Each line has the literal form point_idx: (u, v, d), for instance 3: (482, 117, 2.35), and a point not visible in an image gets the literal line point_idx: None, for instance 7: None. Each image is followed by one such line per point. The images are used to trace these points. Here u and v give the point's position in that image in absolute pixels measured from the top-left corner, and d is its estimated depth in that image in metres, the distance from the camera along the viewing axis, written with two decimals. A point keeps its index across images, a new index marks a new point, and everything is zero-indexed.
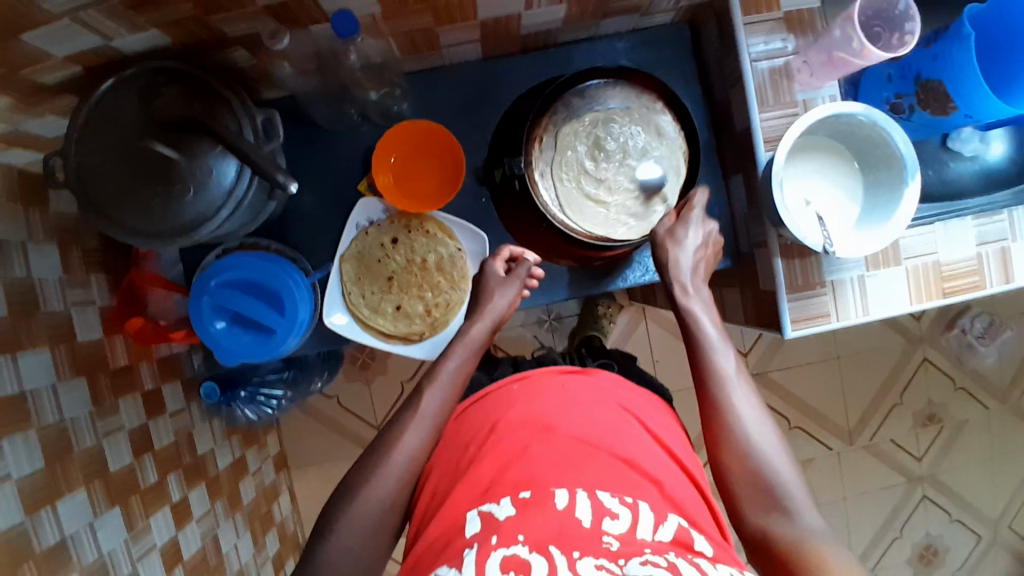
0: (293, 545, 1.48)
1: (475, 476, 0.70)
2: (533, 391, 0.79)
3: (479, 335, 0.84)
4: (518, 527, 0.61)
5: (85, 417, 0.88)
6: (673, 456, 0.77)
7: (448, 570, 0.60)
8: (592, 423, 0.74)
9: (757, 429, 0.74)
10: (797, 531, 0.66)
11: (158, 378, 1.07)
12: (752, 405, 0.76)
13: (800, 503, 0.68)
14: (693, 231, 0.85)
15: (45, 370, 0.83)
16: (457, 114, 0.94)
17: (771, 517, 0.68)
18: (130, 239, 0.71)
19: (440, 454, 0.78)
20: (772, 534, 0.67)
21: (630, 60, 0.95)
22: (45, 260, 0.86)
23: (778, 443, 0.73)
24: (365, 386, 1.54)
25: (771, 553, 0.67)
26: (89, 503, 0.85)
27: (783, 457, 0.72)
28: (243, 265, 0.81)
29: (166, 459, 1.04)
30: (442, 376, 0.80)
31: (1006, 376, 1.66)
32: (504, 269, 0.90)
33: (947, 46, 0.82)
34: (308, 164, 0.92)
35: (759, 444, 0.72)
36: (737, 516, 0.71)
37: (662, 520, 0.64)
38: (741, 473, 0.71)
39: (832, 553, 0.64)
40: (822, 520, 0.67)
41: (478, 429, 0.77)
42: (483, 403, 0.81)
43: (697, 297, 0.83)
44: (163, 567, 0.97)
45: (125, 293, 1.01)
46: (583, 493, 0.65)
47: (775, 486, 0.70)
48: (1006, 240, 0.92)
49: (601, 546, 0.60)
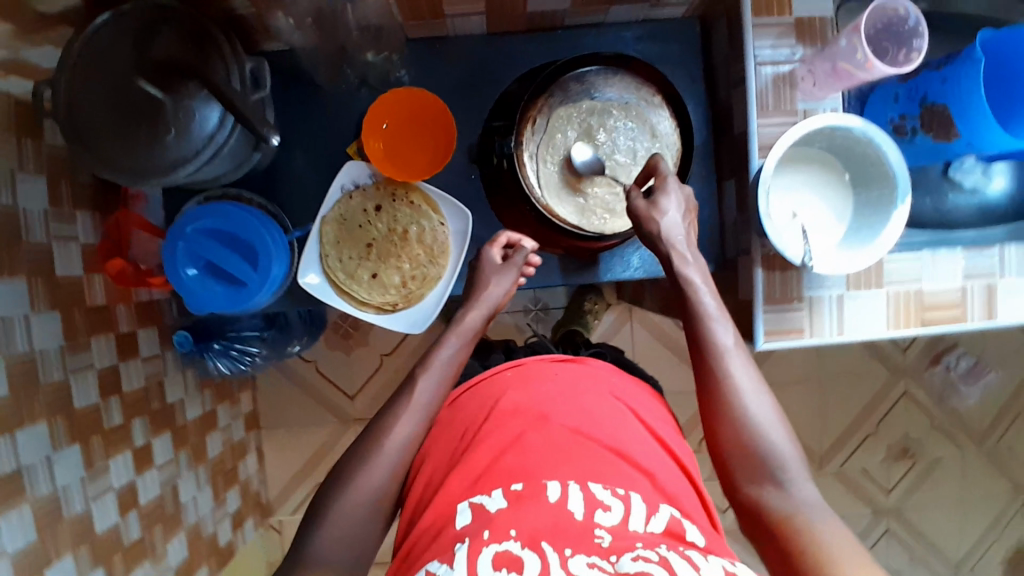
0: (255, 503, 1.48)
1: (469, 464, 0.69)
2: (526, 377, 0.78)
3: (474, 324, 0.83)
4: (511, 521, 0.61)
5: (54, 351, 0.87)
6: (668, 449, 0.75)
7: (438, 565, 0.59)
8: (584, 413, 0.73)
9: (755, 401, 0.72)
10: (790, 502, 0.66)
11: (135, 321, 1.05)
12: (750, 378, 0.74)
13: (794, 472, 0.68)
14: (668, 197, 0.80)
15: (20, 299, 0.82)
16: (457, 87, 0.93)
17: (763, 487, 0.68)
18: (114, 177, 0.70)
19: (434, 444, 0.77)
20: (765, 504, 0.67)
21: (636, 52, 0.94)
22: (32, 189, 0.85)
23: (776, 414, 0.72)
24: (345, 355, 1.53)
25: (761, 521, 0.67)
26: (48, 435, 0.85)
27: (781, 429, 0.71)
28: (220, 213, 0.80)
29: (133, 403, 1.04)
30: (435, 364, 0.78)
31: (985, 420, 1.65)
32: (501, 256, 0.90)
33: (957, 70, 0.81)
34: (302, 121, 0.91)
35: (755, 416, 0.71)
36: (730, 484, 0.71)
37: (653, 511, 0.64)
38: (736, 445, 0.70)
39: (822, 521, 0.64)
40: (815, 489, 0.67)
41: (473, 415, 0.76)
42: (478, 389, 0.80)
43: (694, 263, 0.80)
44: (118, 509, 0.97)
45: (109, 234, 0.98)
46: (575, 485, 0.64)
47: (769, 457, 0.69)
48: (994, 276, 0.91)
49: (593, 542, 0.59)
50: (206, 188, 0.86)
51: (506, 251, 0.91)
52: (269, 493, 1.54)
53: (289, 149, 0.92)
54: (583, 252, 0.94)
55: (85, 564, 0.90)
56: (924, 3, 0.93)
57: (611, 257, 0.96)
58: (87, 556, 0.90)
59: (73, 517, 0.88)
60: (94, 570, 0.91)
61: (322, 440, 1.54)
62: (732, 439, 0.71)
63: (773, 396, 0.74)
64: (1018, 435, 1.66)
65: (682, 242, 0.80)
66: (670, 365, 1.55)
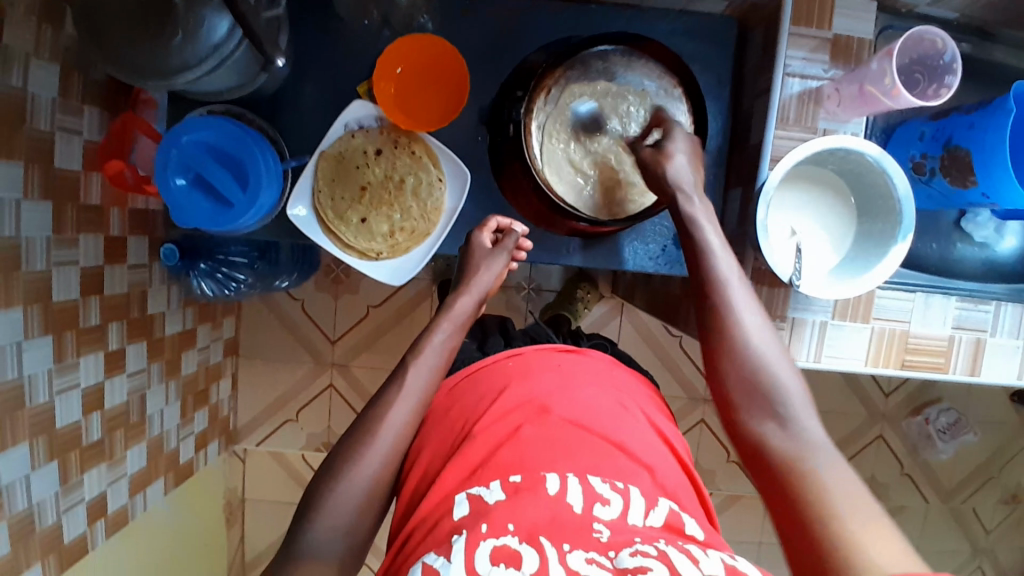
0: (221, 429, 1.49)
1: (465, 457, 0.66)
2: (526, 368, 0.76)
3: (464, 308, 0.82)
4: (509, 515, 0.58)
5: (41, 240, 0.85)
6: (663, 437, 0.74)
7: (435, 558, 0.56)
8: (584, 405, 0.71)
9: (761, 340, 0.70)
10: (792, 439, 0.64)
11: (127, 227, 1.05)
12: (757, 319, 0.72)
13: (798, 411, 0.66)
14: (674, 142, 0.81)
15: (14, 183, 0.80)
16: (479, 45, 0.91)
17: (766, 426, 0.66)
18: (120, 74, 0.70)
19: (431, 432, 0.74)
20: (767, 443, 0.65)
21: (669, 42, 0.92)
22: (42, 75, 0.83)
23: (784, 356, 0.70)
24: (332, 300, 1.53)
25: (762, 460, 0.65)
26: (23, 322, 0.83)
27: (788, 370, 0.69)
28: (213, 127, 0.81)
29: (114, 307, 1.03)
30: (428, 349, 0.77)
31: (955, 477, 1.64)
32: (491, 241, 0.89)
33: (987, 117, 0.79)
34: (318, 52, 0.90)
35: (762, 356, 0.69)
36: (732, 423, 0.69)
37: (653, 505, 0.62)
38: (739, 386, 0.69)
39: (828, 459, 0.62)
40: (821, 429, 0.65)
41: (470, 405, 0.73)
42: (476, 378, 0.77)
43: (701, 204, 0.78)
44: (81, 408, 0.96)
45: (113, 134, 0.95)
46: (574, 478, 0.62)
47: (772, 396, 0.67)
48: (985, 332, 0.90)
49: (592, 537, 0.57)
50: (211, 102, 0.87)
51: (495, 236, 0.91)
52: (236, 422, 1.55)
53: (301, 80, 0.90)
54: (595, 233, 0.92)
55: (41, 456, 0.89)
56: (966, 43, 0.90)
57: (604, 246, 0.95)
58: (43, 448, 0.89)
59: (35, 407, 0.87)
60: (49, 463, 0.90)
61: (297, 378, 1.55)
62: (734, 380, 0.69)
63: (778, 337, 0.72)
64: (983, 497, 1.66)
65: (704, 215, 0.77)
66: (650, 367, 1.54)
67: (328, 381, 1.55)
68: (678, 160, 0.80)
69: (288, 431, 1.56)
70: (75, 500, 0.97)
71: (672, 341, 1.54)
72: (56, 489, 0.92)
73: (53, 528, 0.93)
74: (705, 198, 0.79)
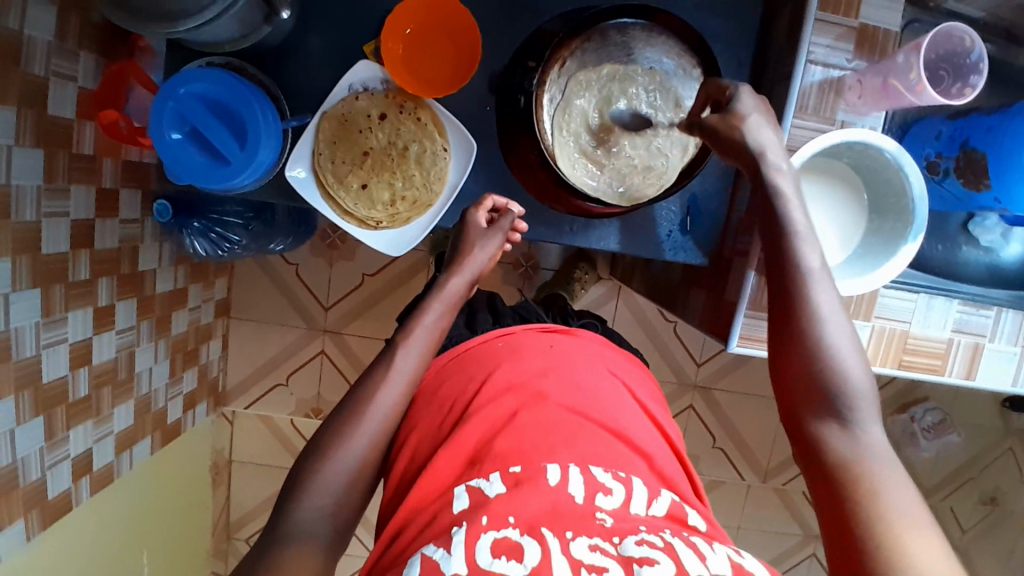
0: (210, 391, 1.48)
1: (459, 440, 0.65)
2: (517, 348, 0.75)
3: (457, 289, 0.80)
4: (509, 507, 0.57)
5: (32, 190, 0.82)
6: (651, 416, 0.75)
7: (434, 550, 0.55)
8: (580, 390, 0.70)
9: (835, 330, 0.65)
10: (855, 446, 0.60)
11: (119, 180, 1.01)
12: (834, 308, 0.66)
13: (864, 416, 0.61)
14: (742, 101, 0.72)
15: (6, 128, 0.77)
16: (494, 10, 0.87)
17: (827, 425, 0.62)
18: (118, 18, 0.67)
19: (421, 413, 0.73)
20: (825, 444, 0.61)
21: (691, 20, 0.89)
22: (39, 14, 0.79)
23: (857, 351, 0.65)
24: (327, 266, 1.50)
25: (817, 458, 0.61)
26: (11, 273, 0.81)
27: (859, 367, 0.64)
28: (216, 81, 0.78)
29: (103, 262, 1.00)
30: (421, 327, 0.75)
31: (933, 477, 1.66)
32: (486, 222, 0.86)
33: (1006, 120, 0.78)
34: (327, 8, 0.86)
35: (834, 349, 0.64)
36: (791, 414, 0.65)
37: (655, 495, 0.62)
38: (803, 379, 0.64)
39: (889, 468, 0.58)
40: (884, 435, 0.61)
41: (461, 388, 0.72)
42: (467, 358, 0.76)
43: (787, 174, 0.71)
44: (68, 363, 0.95)
45: (105, 81, 0.91)
46: (576, 468, 0.61)
47: (840, 395, 0.62)
48: (984, 337, 0.89)
49: (595, 524, 0.57)
50: (211, 53, 0.84)
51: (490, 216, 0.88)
52: (225, 382, 1.54)
53: (308, 36, 0.87)
54: (608, 214, 0.90)
55: (26, 410, 0.87)
56: (991, 43, 0.89)
57: (610, 228, 0.93)
58: (29, 403, 0.88)
59: (22, 361, 0.85)
60: (35, 419, 0.89)
61: (287, 342, 1.54)
62: (799, 371, 0.65)
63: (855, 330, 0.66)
64: (961, 497, 1.68)
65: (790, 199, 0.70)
66: (642, 351, 1.54)
67: (320, 347, 1.54)
68: (754, 136, 0.72)
69: (277, 396, 1.55)
70: (59, 456, 0.96)
71: (666, 325, 1.53)
72: (41, 445, 0.91)
73: (37, 484, 0.92)
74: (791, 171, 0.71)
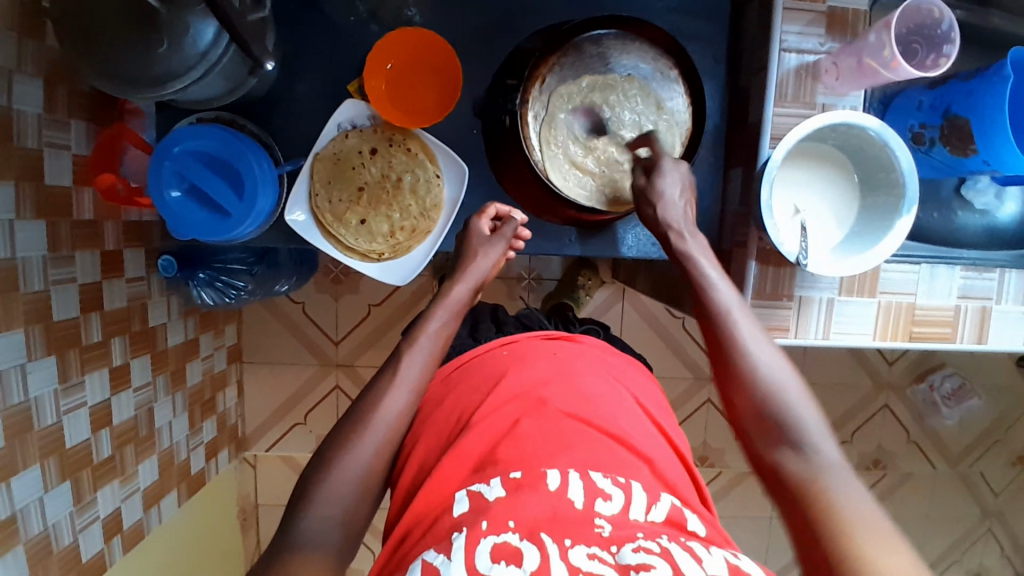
0: (230, 437, 1.49)
1: (464, 450, 0.66)
2: (521, 355, 0.76)
3: (459, 298, 0.81)
4: (509, 512, 0.57)
5: (37, 260, 0.84)
6: (651, 416, 0.75)
7: (434, 556, 0.55)
8: (581, 397, 0.71)
9: (766, 363, 0.68)
10: (811, 466, 0.62)
11: (122, 240, 1.02)
12: (763, 344, 0.70)
13: (815, 436, 0.64)
14: (664, 174, 0.80)
15: (6, 203, 0.78)
16: (470, 34, 0.89)
17: (781, 451, 0.64)
18: (105, 85, 0.69)
19: (424, 426, 0.74)
20: (782, 469, 0.64)
21: (662, 22, 0.91)
22: (29, 90, 0.82)
23: (795, 375, 0.68)
24: (333, 301, 1.52)
25: (781, 487, 0.63)
26: (25, 344, 0.82)
27: (799, 391, 0.67)
28: (209, 136, 0.81)
29: (114, 322, 1.01)
30: (424, 334, 0.76)
31: (961, 443, 1.65)
32: (490, 228, 0.88)
33: (985, 85, 0.79)
34: (309, 51, 0.89)
35: (770, 379, 0.67)
36: (749, 447, 0.68)
37: (655, 500, 0.62)
38: (749, 410, 0.67)
39: (844, 483, 0.60)
40: (837, 450, 0.63)
41: (467, 398, 0.72)
42: (469, 366, 0.77)
43: (693, 240, 0.77)
44: (90, 425, 0.96)
45: (102, 147, 0.93)
46: (576, 474, 0.61)
47: (786, 423, 0.65)
48: (990, 300, 0.90)
49: (594, 532, 0.57)
50: (201, 110, 0.87)
51: (494, 224, 0.89)
52: (245, 428, 1.55)
53: (293, 80, 0.89)
54: (592, 223, 0.91)
55: (52, 477, 0.89)
56: (961, 10, 0.90)
57: (606, 233, 0.94)
58: (55, 469, 0.89)
59: (44, 429, 0.86)
60: (61, 484, 0.90)
61: (301, 381, 1.54)
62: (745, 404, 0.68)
63: (787, 357, 0.70)
64: (990, 460, 1.66)
65: (698, 253, 0.76)
66: (655, 350, 1.54)
67: (334, 382, 1.54)
68: (671, 203, 0.79)
69: (297, 435, 1.56)
70: (90, 518, 0.97)
71: (675, 323, 1.53)
72: (70, 509, 0.92)
73: (70, 548, 0.93)
74: (701, 235, 0.78)
